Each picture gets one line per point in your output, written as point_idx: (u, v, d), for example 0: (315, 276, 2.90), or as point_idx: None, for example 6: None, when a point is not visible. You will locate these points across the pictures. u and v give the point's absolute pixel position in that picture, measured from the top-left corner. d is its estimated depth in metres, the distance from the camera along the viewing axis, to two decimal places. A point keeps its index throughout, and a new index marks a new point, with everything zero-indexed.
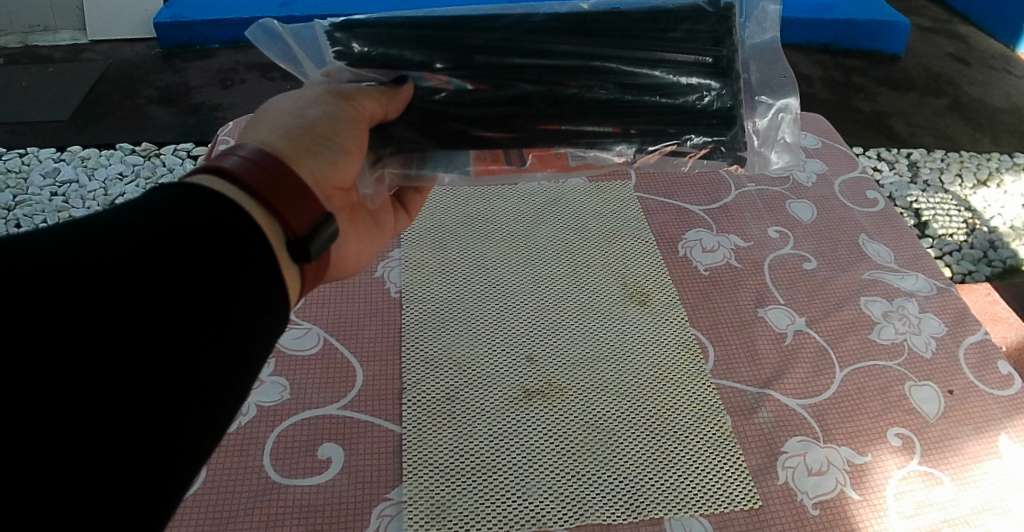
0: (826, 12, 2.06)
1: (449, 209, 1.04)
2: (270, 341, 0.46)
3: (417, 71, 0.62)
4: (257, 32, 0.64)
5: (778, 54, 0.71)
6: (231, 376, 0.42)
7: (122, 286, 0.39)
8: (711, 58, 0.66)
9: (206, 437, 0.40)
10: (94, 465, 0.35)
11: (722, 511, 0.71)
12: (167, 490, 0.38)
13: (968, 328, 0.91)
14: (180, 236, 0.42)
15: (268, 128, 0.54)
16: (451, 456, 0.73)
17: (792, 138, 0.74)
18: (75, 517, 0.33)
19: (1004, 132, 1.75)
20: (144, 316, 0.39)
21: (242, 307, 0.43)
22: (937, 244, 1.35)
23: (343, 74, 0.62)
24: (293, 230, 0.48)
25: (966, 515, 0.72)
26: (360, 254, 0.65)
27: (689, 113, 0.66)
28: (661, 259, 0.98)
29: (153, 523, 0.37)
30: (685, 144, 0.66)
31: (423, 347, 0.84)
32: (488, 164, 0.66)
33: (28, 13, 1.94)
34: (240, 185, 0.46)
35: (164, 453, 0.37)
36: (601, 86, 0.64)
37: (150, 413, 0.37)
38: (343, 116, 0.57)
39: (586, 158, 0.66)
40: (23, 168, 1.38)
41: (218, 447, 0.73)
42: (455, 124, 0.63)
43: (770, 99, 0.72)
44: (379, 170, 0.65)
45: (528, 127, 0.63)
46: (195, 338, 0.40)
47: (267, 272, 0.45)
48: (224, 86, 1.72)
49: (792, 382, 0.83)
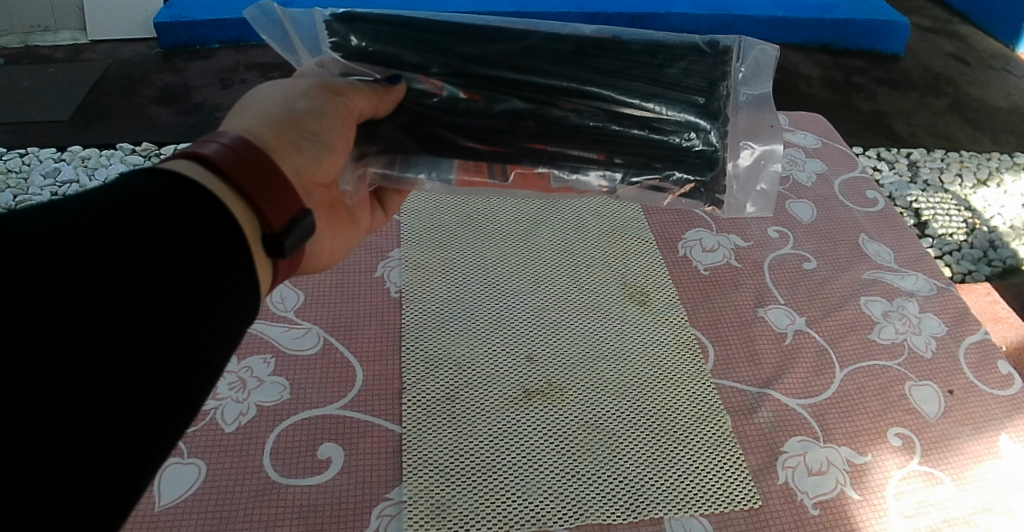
0: (826, 12, 2.06)
1: (448, 209, 1.04)
2: (239, 333, 0.45)
3: (411, 73, 0.62)
4: (257, 14, 0.64)
5: (767, 102, 0.72)
6: (198, 369, 0.41)
7: (97, 277, 0.38)
8: (702, 99, 0.66)
9: (171, 429, 0.40)
10: (67, 459, 0.35)
11: (722, 511, 0.71)
12: (128, 485, 0.37)
13: (968, 328, 0.91)
14: (160, 224, 0.42)
15: (256, 116, 0.54)
16: (450, 456, 0.73)
17: (768, 186, 0.74)
18: (46, 510, 0.33)
19: (1004, 131, 1.75)
20: (117, 309, 0.38)
21: (211, 301, 0.42)
22: (937, 244, 1.34)
23: (337, 66, 0.61)
24: (270, 225, 0.48)
25: (967, 515, 0.72)
26: (333, 252, 0.65)
27: (675, 151, 0.67)
28: (661, 259, 0.98)
29: (115, 521, 0.36)
30: (668, 180, 0.68)
31: (423, 346, 0.84)
32: (471, 175, 0.67)
33: (28, 14, 1.94)
34: (215, 170, 0.46)
35: (128, 442, 0.37)
36: (591, 113, 0.65)
37: (130, 409, 0.37)
38: (332, 112, 0.57)
39: (568, 181, 0.67)
40: (23, 168, 1.38)
41: (218, 447, 0.73)
42: (445, 131, 0.63)
43: (753, 145, 0.73)
44: (361, 167, 0.65)
45: (515, 144, 0.64)
46: (164, 330, 0.39)
47: (240, 264, 0.45)
48: (224, 86, 1.72)
49: (792, 381, 0.83)
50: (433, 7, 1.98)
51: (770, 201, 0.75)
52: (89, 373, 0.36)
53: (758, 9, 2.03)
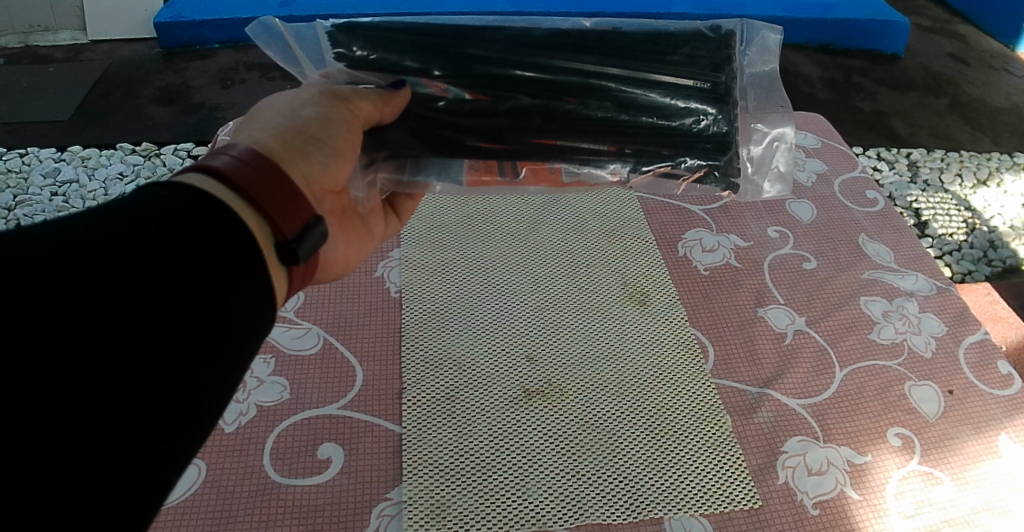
0: (825, 12, 2.06)
1: (448, 209, 1.04)
2: (256, 341, 0.45)
3: (415, 77, 0.62)
4: (258, 29, 0.64)
5: (775, 83, 0.72)
6: (215, 375, 0.41)
7: (109, 289, 0.38)
8: (709, 84, 0.66)
9: (189, 435, 0.39)
10: (82, 471, 0.35)
11: (722, 511, 0.71)
12: (145, 490, 0.37)
13: (968, 328, 0.91)
14: (173, 236, 0.41)
15: (262, 127, 0.54)
16: (450, 456, 0.73)
17: (785, 167, 0.75)
18: (63, 520, 0.33)
19: (1004, 131, 1.75)
20: (129, 319, 0.38)
21: (226, 308, 0.42)
22: (937, 244, 1.35)
23: (342, 76, 0.63)
24: (282, 232, 0.48)
25: (966, 515, 0.72)
26: (347, 259, 0.64)
27: (686, 136, 0.66)
28: (661, 259, 0.98)
29: (135, 523, 0.36)
30: (680, 167, 0.67)
31: (423, 346, 0.84)
32: (480, 174, 0.67)
33: (28, 14, 1.94)
34: (229, 184, 0.46)
35: (148, 453, 0.37)
36: (598, 104, 0.64)
37: (141, 414, 0.37)
38: (337, 118, 0.58)
39: (580, 174, 0.67)
40: (23, 168, 1.38)
41: (217, 447, 0.74)
42: (450, 131, 0.63)
43: (765, 127, 0.73)
44: (371, 174, 0.65)
45: (522, 140, 0.63)
46: (179, 339, 0.39)
47: (255, 273, 0.45)
48: (224, 86, 1.72)
49: (792, 381, 0.83)
50: (433, 7, 1.98)
51: (790, 183, 0.75)
52: (99, 380, 0.36)
53: (757, 9, 2.03)
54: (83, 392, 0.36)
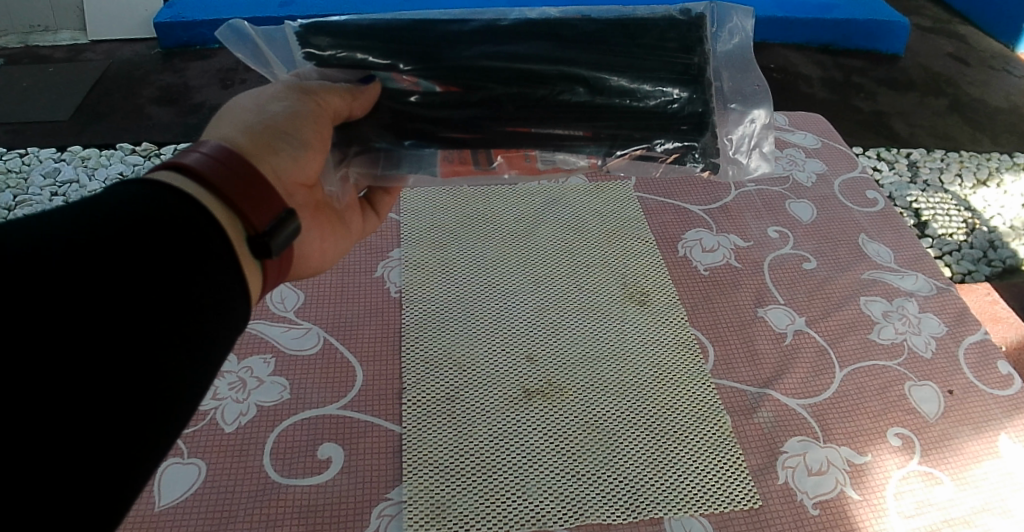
0: (824, 12, 2.06)
1: (448, 209, 1.04)
2: (232, 338, 0.45)
3: (385, 72, 0.62)
4: (227, 32, 0.63)
5: (750, 63, 0.72)
6: (192, 371, 0.42)
7: (87, 286, 0.38)
8: (681, 66, 0.65)
9: (168, 429, 0.40)
10: (63, 471, 0.35)
11: (722, 511, 0.71)
12: (121, 490, 0.37)
13: (968, 328, 0.91)
14: (148, 234, 0.42)
15: (230, 124, 0.55)
16: (450, 456, 0.74)
17: (769, 147, 0.74)
18: (47, 516, 0.34)
19: (1004, 131, 1.75)
20: (117, 313, 0.39)
21: (201, 304, 0.42)
22: (937, 244, 1.35)
23: (312, 74, 0.62)
24: (253, 226, 0.48)
25: (966, 515, 0.72)
26: (325, 251, 0.65)
27: (661, 118, 0.66)
28: (661, 259, 0.98)
29: (109, 522, 0.36)
30: (655, 149, 0.67)
31: (423, 346, 0.84)
32: (456, 165, 0.66)
33: (28, 14, 1.94)
34: (201, 181, 0.46)
35: (123, 455, 0.37)
36: (571, 90, 0.64)
37: (124, 413, 0.38)
38: (304, 111, 0.58)
39: (555, 161, 0.67)
40: (23, 168, 1.38)
41: (219, 448, 0.73)
42: (437, 129, 0.64)
43: (741, 106, 0.72)
44: (343, 169, 0.66)
45: (493, 129, 0.63)
46: (157, 339, 0.40)
47: (224, 267, 0.45)
48: (224, 86, 1.72)
49: (792, 381, 0.83)
50: (433, 6, 1.98)
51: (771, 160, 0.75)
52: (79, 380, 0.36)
53: (758, 8, 2.03)
54: (69, 391, 0.36)
